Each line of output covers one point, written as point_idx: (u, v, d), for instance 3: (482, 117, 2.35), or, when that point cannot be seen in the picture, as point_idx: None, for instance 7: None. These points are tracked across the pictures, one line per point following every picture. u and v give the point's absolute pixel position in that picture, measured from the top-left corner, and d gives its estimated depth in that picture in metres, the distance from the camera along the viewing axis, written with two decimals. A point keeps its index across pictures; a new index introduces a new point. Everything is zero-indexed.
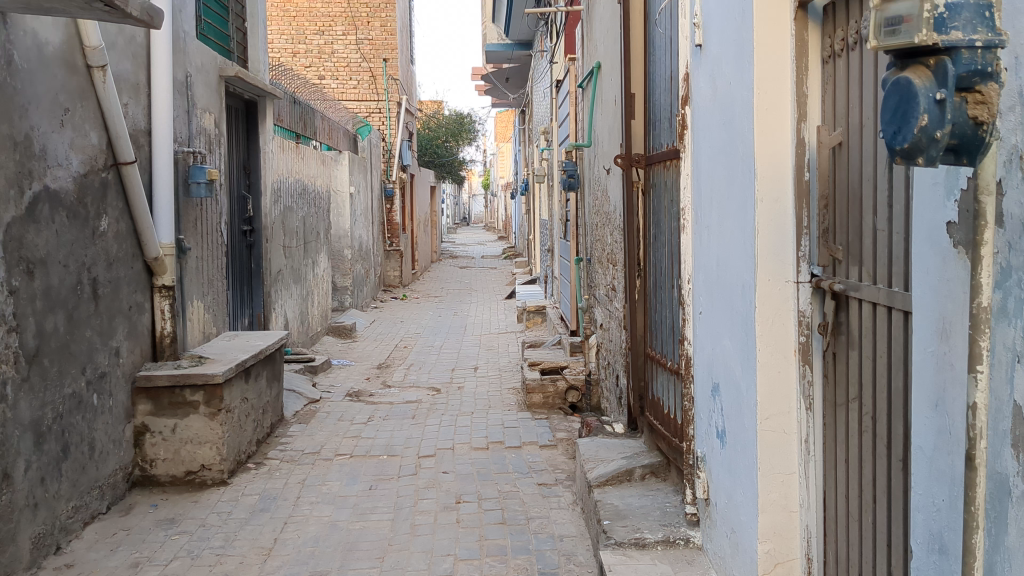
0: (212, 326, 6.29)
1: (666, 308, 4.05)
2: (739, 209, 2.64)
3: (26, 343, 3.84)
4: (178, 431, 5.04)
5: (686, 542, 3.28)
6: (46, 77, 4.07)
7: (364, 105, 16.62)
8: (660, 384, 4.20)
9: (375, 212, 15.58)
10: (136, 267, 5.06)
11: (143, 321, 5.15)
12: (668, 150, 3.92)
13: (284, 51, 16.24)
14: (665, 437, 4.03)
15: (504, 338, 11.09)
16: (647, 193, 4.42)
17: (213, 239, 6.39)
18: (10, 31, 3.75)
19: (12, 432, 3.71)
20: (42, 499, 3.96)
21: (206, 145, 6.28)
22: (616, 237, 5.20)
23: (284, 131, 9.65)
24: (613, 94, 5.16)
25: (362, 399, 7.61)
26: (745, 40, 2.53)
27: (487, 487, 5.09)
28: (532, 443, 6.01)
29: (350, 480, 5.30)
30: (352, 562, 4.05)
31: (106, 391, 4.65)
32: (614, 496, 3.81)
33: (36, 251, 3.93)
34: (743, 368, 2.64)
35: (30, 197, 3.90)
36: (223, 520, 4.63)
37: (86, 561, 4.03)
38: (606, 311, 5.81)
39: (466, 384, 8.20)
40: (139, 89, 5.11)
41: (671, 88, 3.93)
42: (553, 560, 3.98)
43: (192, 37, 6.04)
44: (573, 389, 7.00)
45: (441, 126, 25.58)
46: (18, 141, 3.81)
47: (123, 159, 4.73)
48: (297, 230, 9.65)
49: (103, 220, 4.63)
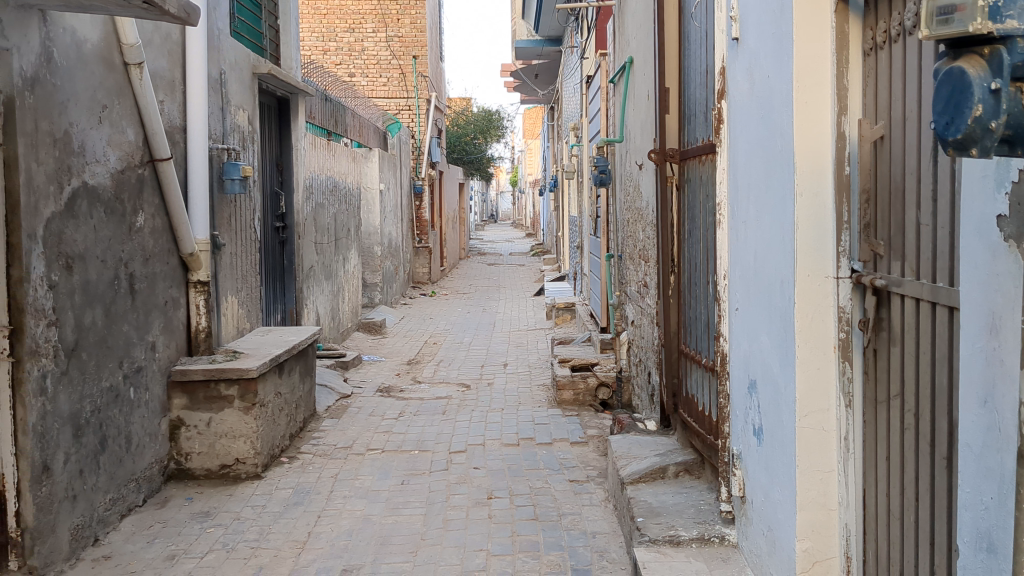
0: (245, 322, 6.35)
1: (700, 304, 4.02)
2: (777, 204, 2.61)
3: (66, 337, 3.89)
4: (212, 425, 5.09)
5: (721, 540, 3.26)
6: (84, 74, 4.11)
7: (393, 103, 16.66)
8: (693, 381, 4.18)
9: (404, 209, 15.64)
10: (172, 263, 5.11)
11: (178, 317, 5.21)
12: (703, 145, 3.89)
13: (315, 49, 16.39)
14: (699, 435, 4.01)
15: (534, 335, 11.09)
16: (681, 188, 4.39)
17: (247, 235, 6.45)
18: (49, 28, 3.79)
19: (52, 425, 3.76)
20: (80, 491, 4.02)
21: (240, 142, 6.34)
22: (648, 233, 5.17)
23: (315, 129, 9.72)
24: (646, 90, 5.14)
25: (392, 395, 7.64)
26: (784, 33, 2.50)
27: (519, 483, 5.10)
28: (563, 440, 6.00)
29: (382, 475, 5.33)
30: (386, 556, 4.07)
31: (142, 385, 4.70)
32: (647, 493, 3.80)
33: (75, 247, 3.98)
34: (782, 366, 2.61)
35: (69, 192, 3.95)
36: (257, 514, 4.67)
37: (123, 553, 4.08)
38: (637, 309, 5.80)
39: (496, 381, 8.20)
40: (174, 85, 5.16)
41: (706, 82, 3.90)
42: (586, 557, 3.97)
43: (226, 35, 6.09)
44: (604, 385, 6.99)
45: (470, 123, 25.69)
46: (58, 137, 3.86)
47: (160, 155, 4.78)
48: (328, 227, 9.71)
49: (139, 216, 4.68)
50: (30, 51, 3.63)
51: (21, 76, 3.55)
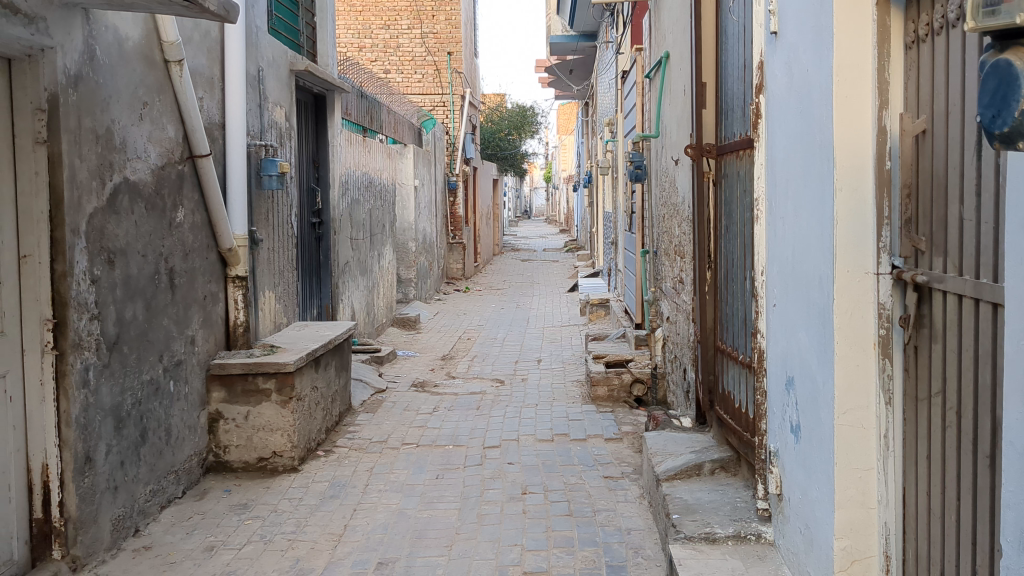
0: (282, 317, 6.41)
1: (738, 300, 3.98)
2: (816, 199, 2.59)
3: (107, 330, 3.95)
4: (250, 418, 5.15)
5: (757, 537, 3.23)
6: (126, 71, 4.16)
7: (428, 99, 16.71)
8: (730, 378, 4.14)
9: (439, 205, 15.70)
10: (211, 258, 5.17)
11: (217, 311, 5.27)
12: (741, 140, 3.86)
13: (350, 45, 16.64)
14: (735, 432, 3.98)
15: (568, 331, 11.08)
16: (718, 184, 4.35)
17: (284, 231, 6.51)
18: (93, 27, 3.85)
19: (94, 417, 3.82)
20: (122, 482, 4.08)
21: (278, 139, 6.40)
22: (684, 230, 5.15)
23: (351, 125, 9.78)
24: (682, 85, 5.11)
25: (427, 390, 7.68)
26: (824, 26, 2.48)
27: (554, 479, 5.10)
28: (598, 436, 5.99)
29: (417, 469, 5.35)
30: (421, 550, 4.09)
31: (181, 378, 4.76)
32: (682, 490, 3.78)
33: (116, 241, 4.04)
34: (820, 362, 2.58)
35: (111, 187, 4.01)
36: (294, 506, 4.71)
37: (163, 544, 4.15)
38: (672, 305, 5.78)
39: (530, 377, 8.21)
40: (213, 83, 5.21)
41: (744, 76, 3.87)
42: (621, 553, 3.96)
43: (264, 32, 6.14)
44: (639, 381, 6.95)
45: (504, 119, 25.73)
46: (101, 134, 3.92)
47: (199, 152, 4.84)
48: (363, 223, 9.78)
49: (179, 212, 4.74)
50: (74, 49, 3.69)
51: (65, 73, 3.61)
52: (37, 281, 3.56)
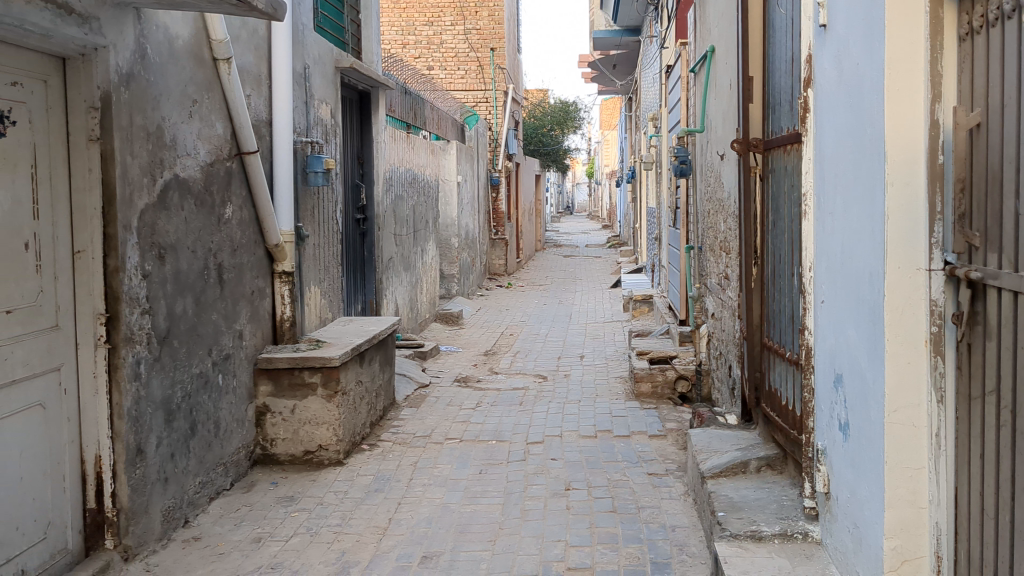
0: (328, 312, 6.48)
1: (786, 297, 3.93)
2: (867, 194, 2.55)
3: (158, 324, 4.02)
4: (297, 412, 5.21)
5: (804, 536, 3.20)
6: (176, 69, 4.23)
7: (471, 95, 16.77)
8: (777, 375, 4.09)
9: (481, 201, 15.74)
10: (259, 253, 5.24)
11: (264, 306, 5.33)
12: (789, 135, 3.81)
13: (394, 43, 16.55)
14: (782, 429, 3.94)
15: (611, 327, 11.05)
16: (764, 178, 4.30)
17: (330, 227, 6.57)
18: (144, 26, 3.91)
19: (145, 409, 3.89)
20: (172, 473, 4.16)
21: (323, 136, 6.46)
22: (730, 225, 5.10)
23: (395, 122, 9.84)
24: (728, 78, 5.06)
25: (469, 385, 7.71)
26: (875, 19, 2.44)
27: (597, 475, 5.09)
28: (641, 433, 5.97)
29: (461, 464, 5.38)
30: (465, 544, 4.11)
31: (230, 372, 4.84)
32: (728, 487, 3.76)
33: (167, 237, 4.11)
34: (870, 359, 2.55)
35: (162, 184, 4.08)
36: (339, 499, 4.76)
37: (212, 535, 4.22)
38: (717, 301, 5.74)
39: (573, 373, 8.20)
40: (260, 81, 5.28)
41: (792, 70, 3.82)
42: (666, 550, 3.94)
43: (310, 30, 6.20)
44: (683, 378, 6.88)
45: (547, 115, 25.73)
46: (151, 131, 3.98)
47: (247, 149, 4.91)
48: (407, 219, 9.84)
49: (228, 208, 4.80)
50: (126, 48, 3.76)
51: (117, 72, 3.68)
52: (90, 276, 3.63)
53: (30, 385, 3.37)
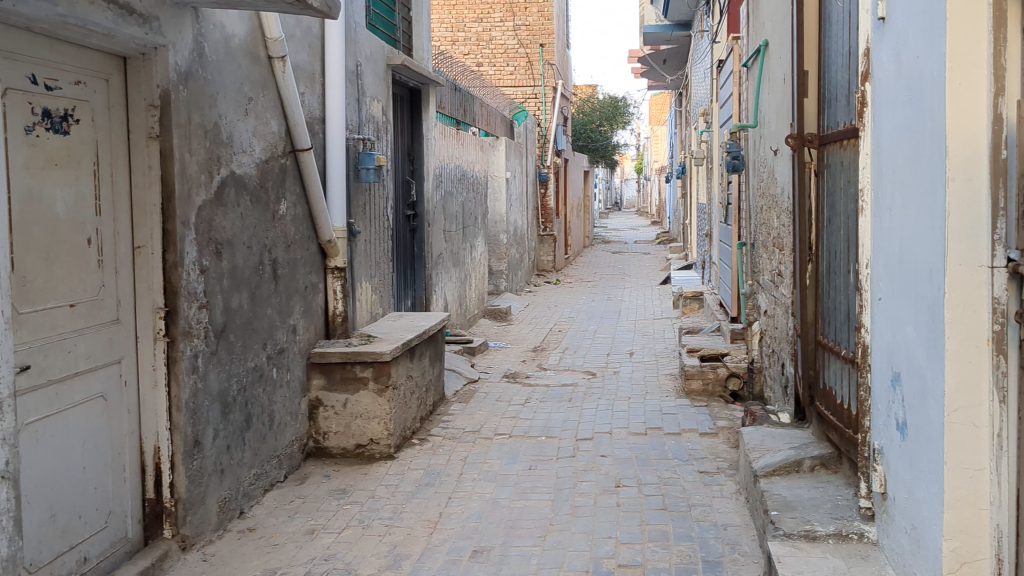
0: (378, 307, 6.54)
1: (841, 294, 3.88)
2: (926, 190, 2.51)
3: (215, 318, 4.10)
4: (349, 406, 5.27)
5: (859, 537, 3.16)
6: (232, 68, 4.29)
7: (520, 91, 16.78)
8: (833, 373, 4.03)
9: (530, 196, 15.75)
10: (312, 249, 5.30)
11: (317, 301, 5.40)
12: (846, 129, 3.74)
13: (443, 39, 16.44)
14: (837, 428, 3.88)
15: (660, 324, 10.99)
16: (820, 174, 4.24)
17: (380, 223, 6.62)
18: (202, 25, 3.98)
19: (203, 402, 3.97)
20: (228, 465, 4.24)
21: (375, 133, 6.51)
22: (784, 221, 5.03)
23: (444, 118, 9.88)
24: (782, 72, 5.00)
25: (518, 381, 7.73)
26: (936, 11, 2.40)
27: (647, 472, 5.07)
28: (692, 431, 5.93)
29: (510, 460, 5.39)
30: (515, 539, 4.12)
31: (284, 365, 4.91)
32: (781, 486, 3.72)
33: (223, 233, 4.18)
34: (929, 357, 2.51)
35: (219, 181, 4.15)
36: (391, 492, 4.81)
37: (267, 526, 4.28)
38: (770, 298, 5.68)
39: (623, 369, 8.17)
40: (314, 78, 5.34)
41: (849, 64, 3.76)
42: (717, 549, 3.91)
43: (362, 28, 6.25)
44: (734, 376, 6.81)
45: (595, 111, 25.62)
46: (209, 128, 4.05)
47: (301, 146, 4.97)
48: (456, 215, 9.87)
49: (282, 204, 4.87)
50: (184, 46, 3.82)
51: (176, 70, 3.75)
52: (149, 270, 3.70)
53: (92, 377, 3.45)
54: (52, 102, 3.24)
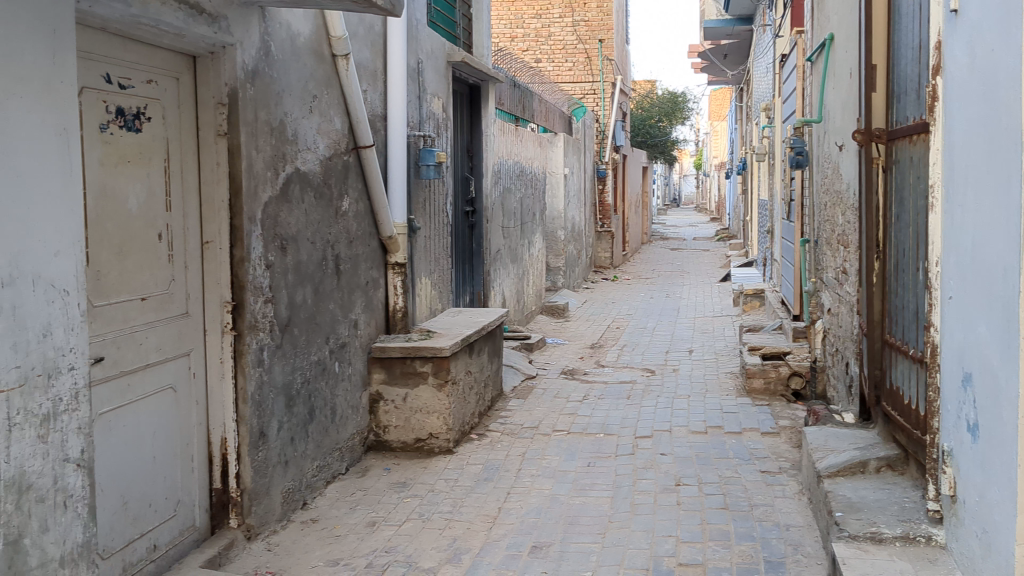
0: (438, 303, 6.58)
1: (909, 292, 3.80)
2: (1001, 187, 2.45)
3: (280, 312, 4.17)
4: (409, 400, 5.32)
5: (927, 540, 3.09)
6: (298, 66, 4.36)
7: (579, 87, 16.74)
8: (900, 373, 3.94)
9: (588, 192, 15.71)
10: (373, 245, 5.36)
11: (378, 296, 5.46)
12: (916, 124, 3.66)
13: (502, 36, 16.75)
14: (904, 429, 3.80)
15: (720, 321, 10.88)
16: (888, 170, 4.16)
17: (440, 219, 6.67)
18: (268, 24, 4.04)
19: (268, 394, 4.04)
20: (292, 457, 4.31)
21: (435, 130, 6.56)
22: (849, 218, 4.95)
23: (503, 115, 9.90)
24: (849, 66, 4.91)
25: (576, 377, 7.73)
26: (1012, 3, 2.34)
27: (708, 471, 5.03)
28: (753, 430, 5.86)
29: (569, 456, 5.39)
30: (575, 536, 4.12)
31: (346, 360, 4.97)
32: (845, 487, 3.67)
33: (288, 229, 4.25)
34: (1002, 358, 2.45)
35: (284, 177, 4.22)
36: (450, 486, 4.84)
37: (329, 517, 4.35)
38: (834, 296, 5.58)
39: (682, 367, 8.11)
40: (376, 75, 5.40)
41: (920, 58, 3.68)
42: (780, 549, 3.87)
43: (423, 25, 6.29)
44: (796, 375, 6.71)
45: (654, 106, 25.38)
46: (275, 126, 4.13)
47: (363, 143, 5.03)
48: (514, 211, 9.89)
49: (345, 200, 4.94)
50: (251, 45, 3.89)
51: (244, 69, 3.82)
52: (217, 265, 3.79)
53: (163, 369, 3.54)
54: (126, 101, 3.32)
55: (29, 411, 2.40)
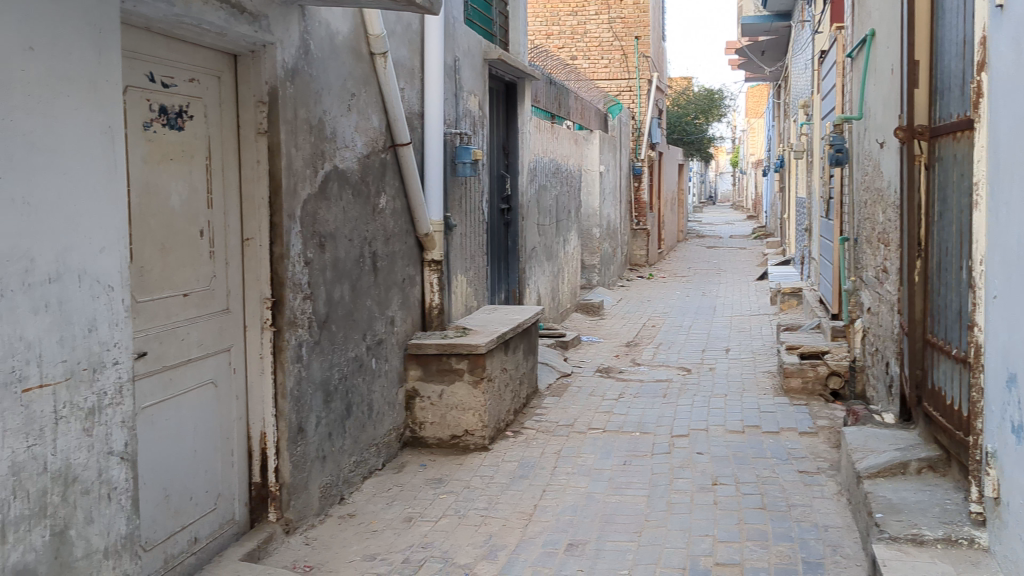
0: (473, 300, 6.60)
1: (952, 291, 3.75)
2: None
3: (318, 309, 4.20)
4: (445, 397, 5.34)
5: (969, 542, 3.05)
6: (337, 64, 4.39)
7: (615, 84, 16.69)
8: (942, 373, 3.89)
9: (623, 190, 15.66)
10: (410, 242, 5.38)
11: (414, 294, 5.48)
12: (960, 121, 3.61)
13: (538, 33, 16.72)
14: (946, 431, 3.75)
15: (757, 320, 10.80)
16: (930, 167, 4.10)
17: (475, 216, 6.68)
18: (307, 22, 4.08)
19: (306, 390, 4.08)
20: (330, 452, 4.35)
21: (472, 127, 6.57)
22: (890, 216, 4.89)
23: (539, 112, 9.90)
24: (890, 61, 4.85)
25: (612, 375, 7.71)
26: None
27: (745, 471, 5.00)
28: (791, 430, 5.81)
29: (605, 454, 5.39)
30: (611, 534, 4.12)
31: (383, 356, 5.01)
32: (885, 488, 3.63)
33: (327, 226, 4.29)
34: None
35: (323, 175, 4.26)
36: (486, 483, 4.86)
37: (366, 512, 4.38)
38: (874, 295, 5.52)
39: (718, 366, 8.06)
40: (414, 73, 5.42)
41: (964, 53, 3.63)
42: (819, 550, 3.83)
43: (460, 23, 6.31)
44: (835, 374, 6.64)
45: (690, 103, 25.22)
46: (314, 124, 4.16)
47: (400, 141, 5.05)
48: (550, 208, 9.89)
49: (382, 198, 4.97)
50: (291, 43, 3.93)
51: (284, 67, 3.86)
52: (257, 261, 3.83)
53: (204, 364, 3.59)
54: (169, 99, 3.37)
55: (75, 404, 2.45)
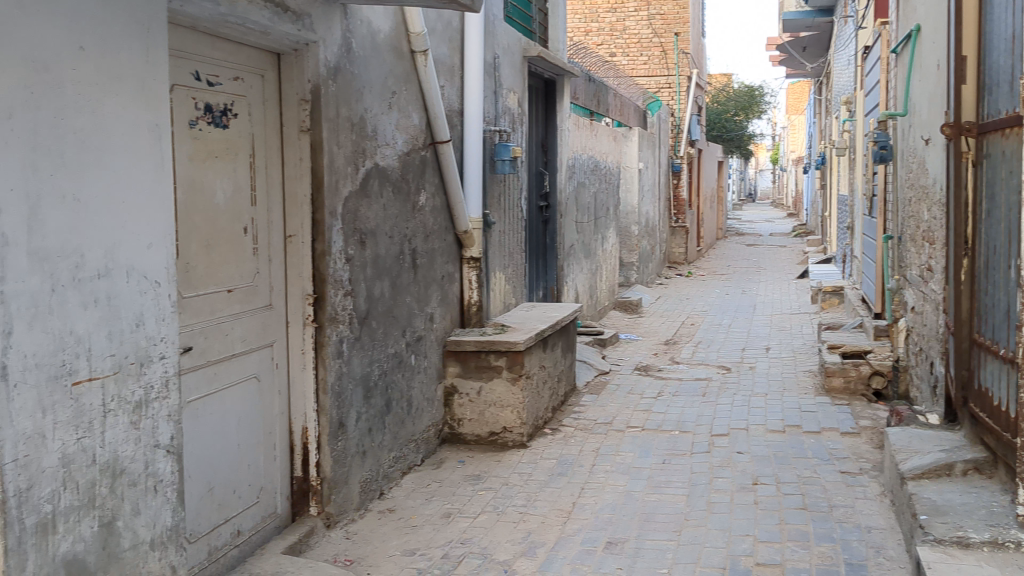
0: (512, 297, 6.61)
1: (1000, 291, 3.68)
2: None
3: (359, 305, 4.24)
4: (483, 394, 5.36)
5: (1017, 546, 3.00)
6: (378, 62, 4.42)
7: (654, 81, 16.61)
8: (989, 374, 3.82)
9: (662, 187, 15.58)
10: (449, 239, 5.40)
11: (453, 290, 5.51)
12: (1009, 117, 3.55)
13: (577, 30, 16.56)
14: (993, 432, 3.69)
15: (798, 319, 10.69)
16: (977, 164, 4.03)
17: (514, 214, 6.68)
18: (349, 21, 4.11)
19: (347, 385, 4.11)
20: (369, 447, 4.38)
21: (511, 124, 6.58)
22: (935, 214, 4.82)
23: (579, 109, 9.88)
24: (936, 57, 4.78)
25: (650, 373, 7.68)
26: None
27: (786, 471, 4.96)
28: (833, 430, 5.75)
29: (643, 453, 5.37)
30: (650, 532, 4.11)
31: (422, 353, 5.03)
32: (930, 490, 3.58)
33: (367, 223, 4.32)
34: None
35: (364, 172, 4.29)
36: (524, 480, 4.87)
37: (405, 508, 4.41)
38: (918, 294, 5.44)
39: (758, 365, 8.00)
40: (454, 71, 5.44)
41: (1013, 48, 3.56)
42: (861, 552, 3.79)
43: (500, 20, 6.32)
44: (878, 374, 6.56)
45: (730, 100, 25.02)
46: (355, 122, 4.19)
47: (440, 138, 5.07)
48: (588, 206, 9.87)
49: (422, 195, 4.99)
50: (333, 42, 3.96)
51: (326, 66, 3.89)
52: (300, 258, 3.87)
53: (247, 359, 3.64)
54: (214, 98, 3.42)
55: (123, 398, 2.50)
